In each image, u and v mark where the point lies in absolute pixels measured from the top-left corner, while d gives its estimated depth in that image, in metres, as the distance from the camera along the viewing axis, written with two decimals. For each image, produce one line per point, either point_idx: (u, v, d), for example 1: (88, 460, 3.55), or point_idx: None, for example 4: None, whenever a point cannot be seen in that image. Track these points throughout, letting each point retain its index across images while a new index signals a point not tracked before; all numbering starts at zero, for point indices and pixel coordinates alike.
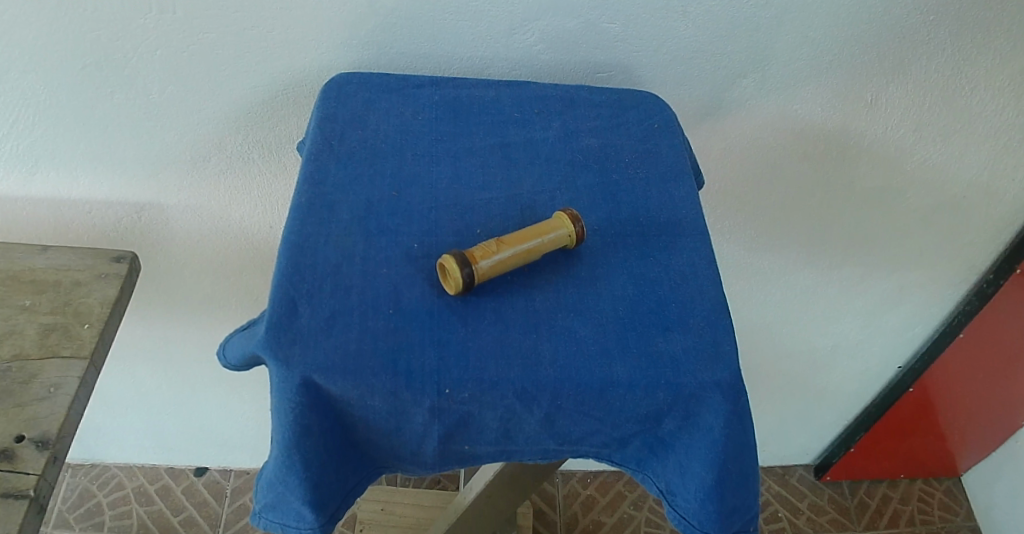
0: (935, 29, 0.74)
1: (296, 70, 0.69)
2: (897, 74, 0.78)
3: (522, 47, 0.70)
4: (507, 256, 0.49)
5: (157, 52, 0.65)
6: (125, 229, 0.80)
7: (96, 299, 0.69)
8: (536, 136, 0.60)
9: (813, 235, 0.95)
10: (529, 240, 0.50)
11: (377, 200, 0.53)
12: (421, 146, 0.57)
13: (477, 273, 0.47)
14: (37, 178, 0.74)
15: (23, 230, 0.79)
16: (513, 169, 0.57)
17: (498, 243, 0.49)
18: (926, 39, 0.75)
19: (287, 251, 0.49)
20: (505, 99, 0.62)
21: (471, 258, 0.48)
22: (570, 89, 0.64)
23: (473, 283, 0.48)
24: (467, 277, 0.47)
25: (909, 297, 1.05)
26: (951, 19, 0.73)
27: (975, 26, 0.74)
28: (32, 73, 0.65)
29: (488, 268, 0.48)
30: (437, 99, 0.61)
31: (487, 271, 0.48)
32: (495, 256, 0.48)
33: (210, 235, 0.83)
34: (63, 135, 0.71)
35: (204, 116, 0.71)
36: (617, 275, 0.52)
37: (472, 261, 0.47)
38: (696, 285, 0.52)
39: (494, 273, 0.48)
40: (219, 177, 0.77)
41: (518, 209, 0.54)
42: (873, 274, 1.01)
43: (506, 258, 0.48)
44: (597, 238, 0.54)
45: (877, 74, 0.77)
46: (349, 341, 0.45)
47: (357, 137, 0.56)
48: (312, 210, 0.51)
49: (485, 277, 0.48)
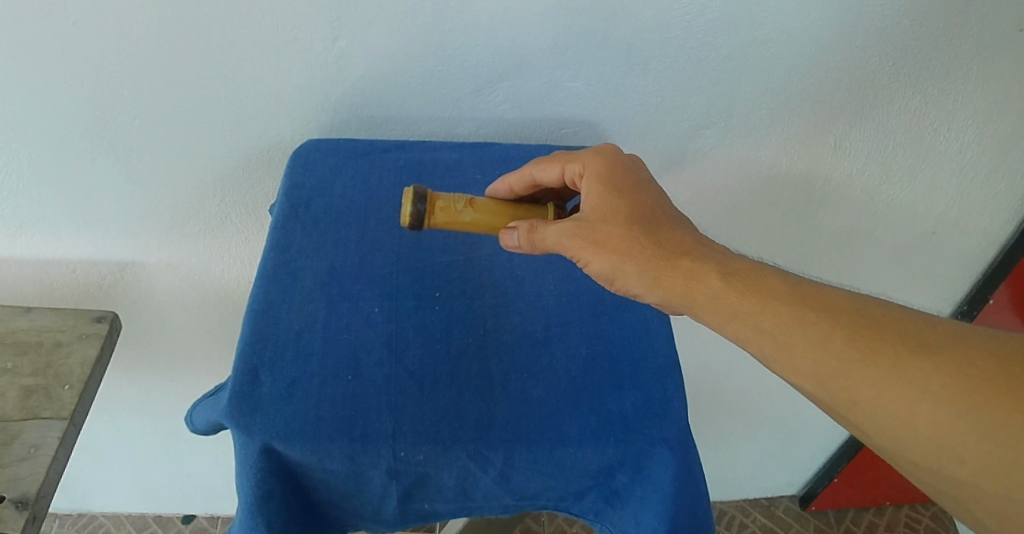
0: (895, 77, 0.76)
1: (269, 135, 0.72)
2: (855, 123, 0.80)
3: (487, 106, 0.73)
4: (467, 218, 0.54)
5: (137, 120, 0.68)
6: (108, 288, 0.83)
7: (76, 360, 0.71)
8: (497, 198, 0.63)
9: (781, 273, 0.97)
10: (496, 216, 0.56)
11: (341, 265, 0.55)
12: (386, 210, 0.60)
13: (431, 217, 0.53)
14: (21, 239, 0.77)
15: (8, 290, 0.81)
16: (472, 231, 0.60)
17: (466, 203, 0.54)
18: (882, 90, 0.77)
19: (252, 319, 0.51)
20: (468, 160, 0.64)
21: (433, 200, 0.53)
22: (533, 149, 0.66)
23: (421, 224, 0.53)
24: (417, 213, 0.52)
25: None
26: (910, 67, 0.75)
27: (933, 71, 0.76)
28: (14, 141, 0.68)
29: (441, 219, 0.53)
30: (403, 163, 0.63)
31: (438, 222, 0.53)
32: (456, 213, 0.53)
33: (191, 292, 0.85)
34: (45, 199, 0.73)
35: (183, 180, 0.74)
36: (569, 337, 0.55)
37: (433, 205, 0.53)
38: (648, 343, 0.55)
39: (443, 225, 0.54)
40: (199, 237, 0.80)
41: (477, 273, 0.57)
42: None
43: (464, 220, 0.54)
44: (553, 299, 0.57)
45: (836, 121, 0.80)
46: (309, 408, 0.47)
47: (323, 204, 0.59)
48: (277, 278, 0.53)
49: (434, 224, 0.53)
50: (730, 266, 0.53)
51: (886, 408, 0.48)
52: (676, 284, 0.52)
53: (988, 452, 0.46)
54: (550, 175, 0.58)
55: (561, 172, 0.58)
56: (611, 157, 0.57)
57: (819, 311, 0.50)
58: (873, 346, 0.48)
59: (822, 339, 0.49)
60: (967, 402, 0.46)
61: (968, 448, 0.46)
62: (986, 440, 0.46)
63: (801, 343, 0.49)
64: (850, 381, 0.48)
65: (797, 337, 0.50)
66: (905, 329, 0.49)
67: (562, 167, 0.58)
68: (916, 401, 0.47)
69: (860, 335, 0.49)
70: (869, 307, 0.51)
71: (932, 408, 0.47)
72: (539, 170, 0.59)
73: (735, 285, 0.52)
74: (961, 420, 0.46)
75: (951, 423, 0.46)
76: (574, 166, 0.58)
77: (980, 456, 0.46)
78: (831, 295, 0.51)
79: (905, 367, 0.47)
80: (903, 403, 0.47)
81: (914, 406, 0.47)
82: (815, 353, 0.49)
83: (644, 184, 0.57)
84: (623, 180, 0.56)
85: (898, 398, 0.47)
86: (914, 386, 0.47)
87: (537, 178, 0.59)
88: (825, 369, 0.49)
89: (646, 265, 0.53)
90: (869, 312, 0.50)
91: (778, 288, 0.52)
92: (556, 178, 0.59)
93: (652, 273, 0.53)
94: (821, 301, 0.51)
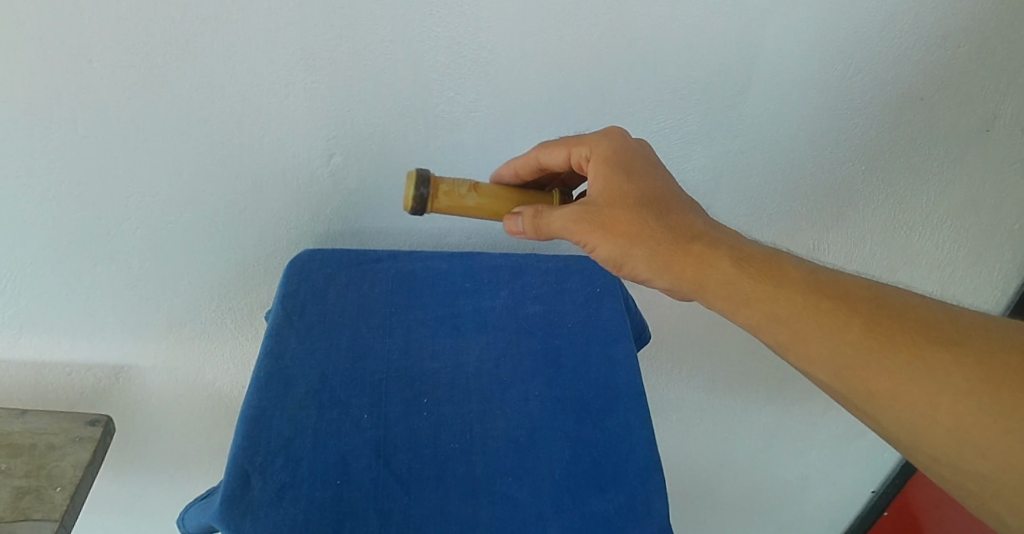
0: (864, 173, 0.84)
1: (266, 243, 0.77)
2: (840, 207, 0.92)
3: (476, 217, 0.79)
4: (467, 203, 0.60)
5: (139, 230, 0.72)
6: (101, 391, 0.84)
7: (69, 462, 0.72)
8: (484, 305, 0.66)
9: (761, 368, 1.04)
10: (496, 202, 0.62)
11: (332, 372, 0.58)
12: (376, 319, 0.63)
13: (433, 201, 0.59)
14: (19, 343, 0.78)
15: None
16: (461, 339, 0.63)
17: (466, 189, 0.60)
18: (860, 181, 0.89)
19: (245, 424, 0.54)
20: (457, 269, 0.68)
21: (436, 185, 0.59)
22: (520, 258, 0.70)
23: (423, 207, 0.59)
24: (421, 196, 0.58)
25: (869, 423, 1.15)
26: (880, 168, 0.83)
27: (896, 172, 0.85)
28: (19, 248, 0.70)
29: (443, 203, 0.59)
30: (394, 272, 0.66)
31: (440, 206, 0.60)
32: (457, 197, 0.60)
33: (184, 395, 0.87)
34: (46, 305, 0.76)
35: (183, 286, 0.78)
36: (555, 439, 0.57)
37: (436, 189, 0.59)
38: (631, 444, 0.58)
39: (445, 209, 0.60)
40: (195, 342, 0.83)
41: (464, 379, 0.60)
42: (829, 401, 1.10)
43: (464, 204, 0.60)
44: (538, 403, 0.60)
45: (821, 207, 0.91)
46: (297, 513, 0.50)
47: (316, 313, 0.62)
48: (270, 384, 0.56)
49: (436, 208, 0.60)
50: (752, 258, 0.58)
51: (903, 397, 0.52)
52: (687, 269, 0.57)
53: (999, 444, 0.50)
54: (555, 158, 0.65)
55: (566, 156, 0.64)
56: (616, 140, 0.62)
57: (838, 301, 0.55)
58: (891, 336, 0.53)
59: (841, 328, 0.54)
60: (982, 394, 0.50)
61: (979, 440, 0.50)
62: (998, 433, 0.50)
63: (819, 332, 0.54)
64: (867, 369, 0.53)
65: (817, 327, 0.55)
66: (922, 322, 0.54)
67: (567, 151, 0.64)
68: (933, 391, 0.51)
69: (877, 326, 0.54)
70: (887, 300, 0.55)
71: (946, 398, 0.51)
72: (545, 155, 0.65)
73: (758, 276, 0.57)
74: (977, 414, 0.50)
75: (968, 417, 0.50)
76: (581, 149, 0.63)
77: (991, 446, 0.50)
78: (851, 286, 0.56)
79: (921, 357, 0.52)
80: (921, 393, 0.52)
81: (928, 396, 0.52)
82: (834, 343, 0.54)
83: (651, 169, 0.61)
84: (631, 164, 0.61)
85: (914, 388, 0.52)
86: (930, 377, 0.52)
87: (542, 161, 0.66)
88: (844, 358, 0.54)
89: (659, 250, 0.57)
90: (887, 305, 0.55)
91: (801, 279, 0.57)
92: (561, 162, 0.65)
93: (659, 257, 0.57)
94: (841, 292, 0.56)
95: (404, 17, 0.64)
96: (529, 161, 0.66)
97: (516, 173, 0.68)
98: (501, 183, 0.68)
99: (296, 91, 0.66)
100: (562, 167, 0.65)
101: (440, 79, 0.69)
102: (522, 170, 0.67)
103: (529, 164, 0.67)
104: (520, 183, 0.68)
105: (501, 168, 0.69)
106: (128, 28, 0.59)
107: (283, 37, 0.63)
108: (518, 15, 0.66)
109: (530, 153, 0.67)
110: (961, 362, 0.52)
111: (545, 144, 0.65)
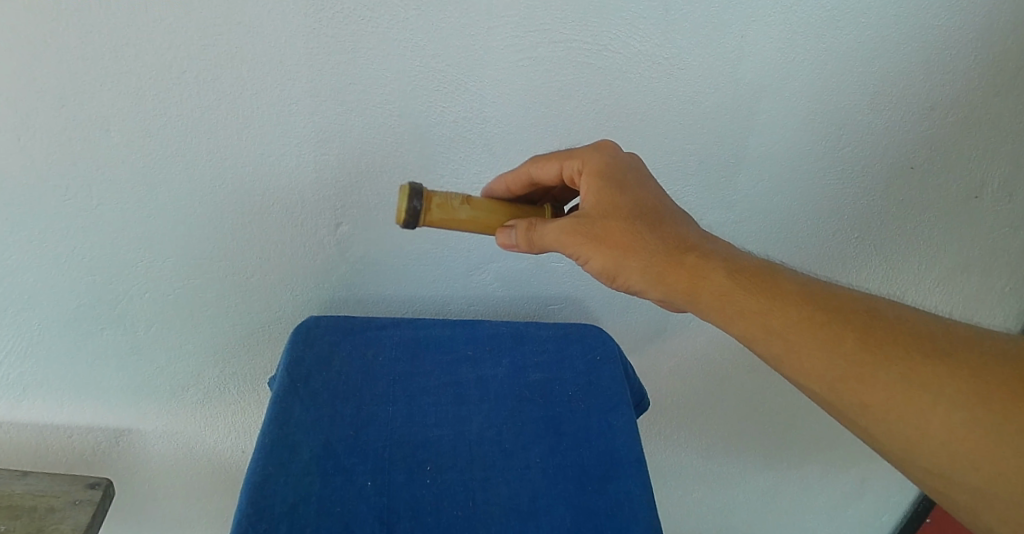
0: (846, 236, 0.90)
1: (272, 308, 0.79)
2: (834, 275, 0.94)
3: (478, 284, 0.81)
4: (460, 215, 0.60)
5: (147, 294, 0.74)
6: (101, 455, 0.85)
7: (67, 526, 0.72)
8: (486, 373, 0.67)
9: (756, 436, 1.05)
10: (488, 215, 0.62)
11: (336, 439, 0.59)
12: (380, 386, 0.65)
13: (425, 214, 0.58)
14: (23, 405, 0.79)
15: None
16: (463, 407, 0.64)
17: (456, 202, 0.60)
18: (853, 248, 0.92)
19: (249, 491, 0.55)
20: (459, 337, 0.70)
21: (429, 197, 0.58)
22: (520, 325, 0.72)
23: (415, 221, 0.58)
24: (413, 209, 0.57)
25: (867, 489, 1.15)
26: (860, 232, 0.90)
27: (879, 233, 0.91)
28: (29, 310, 0.72)
29: (436, 215, 0.58)
30: (397, 339, 0.68)
31: (433, 219, 0.59)
32: (450, 210, 0.59)
33: (184, 459, 0.88)
34: (51, 368, 0.77)
35: (189, 350, 0.80)
36: (556, 506, 0.58)
37: (429, 202, 0.58)
38: (633, 511, 0.58)
39: (439, 221, 0.59)
40: (197, 406, 0.84)
41: (466, 447, 0.61)
42: (826, 467, 1.11)
43: (457, 217, 0.59)
44: (540, 470, 0.60)
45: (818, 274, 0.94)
46: None
47: (321, 380, 0.64)
48: (275, 451, 0.57)
49: (430, 220, 0.59)
50: (747, 272, 0.59)
51: (897, 411, 0.54)
52: (682, 281, 0.59)
53: (987, 455, 0.51)
54: (547, 172, 0.65)
55: (559, 170, 0.64)
56: (608, 155, 0.63)
57: (829, 314, 0.57)
58: (884, 350, 0.55)
59: (833, 342, 0.56)
60: (976, 406, 0.52)
61: (969, 450, 0.52)
62: (986, 442, 0.52)
63: (811, 346, 0.56)
64: (859, 382, 0.55)
65: (808, 341, 0.56)
66: (915, 336, 0.56)
67: (559, 165, 0.64)
68: (927, 404, 0.53)
69: (869, 340, 0.56)
70: (877, 313, 0.57)
71: (936, 409, 0.53)
72: (536, 169, 0.65)
73: (753, 290, 0.58)
74: (974, 426, 0.52)
75: (963, 429, 0.52)
76: (573, 163, 0.63)
77: (982, 458, 0.52)
78: (842, 300, 0.58)
79: (914, 370, 0.54)
80: (916, 407, 0.53)
81: (920, 407, 0.53)
82: (826, 356, 0.56)
83: (642, 181, 0.62)
84: (623, 177, 0.62)
85: (908, 400, 0.54)
86: (924, 390, 0.53)
87: (534, 175, 0.66)
88: (837, 372, 0.55)
89: (653, 263, 0.59)
90: (878, 319, 0.57)
91: (794, 293, 0.58)
92: (554, 175, 0.65)
93: (654, 270, 0.59)
94: (833, 305, 0.58)
95: (412, 95, 0.67)
96: (521, 175, 0.66)
97: (508, 188, 0.68)
98: (492, 197, 0.68)
99: (306, 162, 0.69)
100: (554, 181, 0.65)
101: (445, 152, 0.72)
102: (513, 184, 0.67)
103: (520, 179, 0.67)
104: (512, 198, 0.68)
105: (493, 183, 0.69)
106: (148, 102, 0.62)
107: (296, 111, 0.66)
108: (521, 93, 0.70)
109: (521, 167, 0.66)
110: (954, 375, 0.53)
111: (537, 158, 0.65)
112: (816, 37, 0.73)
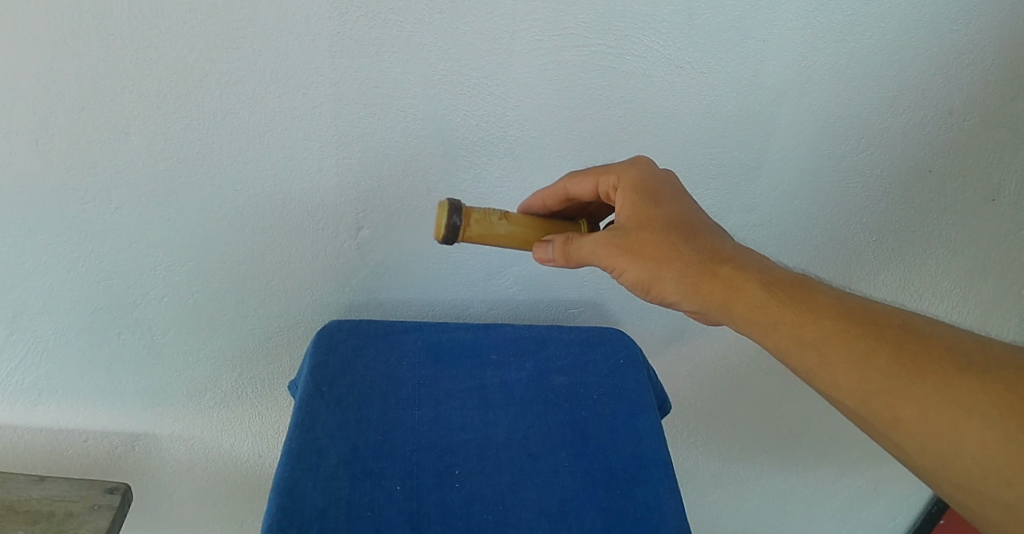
0: (864, 238, 0.90)
1: (291, 312, 0.78)
2: (852, 278, 0.94)
3: (498, 288, 0.81)
4: (499, 230, 0.60)
5: (165, 298, 0.73)
6: (115, 459, 0.84)
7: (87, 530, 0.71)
8: (510, 377, 0.67)
9: (773, 440, 1.05)
10: (526, 230, 0.61)
11: (364, 443, 0.59)
12: (405, 390, 0.65)
13: (465, 230, 0.58)
14: (37, 410, 0.78)
15: (9, 461, 0.81)
16: (488, 411, 0.64)
17: (495, 219, 0.60)
18: (873, 251, 0.92)
19: (277, 495, 0.54)
20: (481, 341, 0.70)
21: (468, 213, 0.58)
22: (543, 329, 0.71)
23: (455, 236, 0.58)
24: (454, 225, 0.57)
25: (884, 491, 1.14)
26: (878, 234, 0.90)
27: (898, 234, 0.90)
28: (45, 314, 0.71)
29: (475, 231, 0.58)
30: (420, 344, 0.68)
31: (471, 234, 0.59)
32: (489, 225, 0.59)
33: (200, 463, 0.88)
34: (66, 372, 0.76)
35: (206, 355, 0.79)
36: (585, 510, 0.58)
37: (468, 218, 0.58)
38: (661, 515, 0.58)
39: (477, 237, 0.59)
40: (214, 410, 0.84)
41: (493, 451, 0.61)
42: (843, 470, 1.10)
43: (495, 232, 0.59)
44: (568, 473, 0.60)
45: (836, 278, 0.93)
46: None
47: (345, 384, 0.64)
48: (302, 455, 0.57)
49: (468, 236, 0.59)
50: (782, 284, 0.58)
51: (929, 425, 0.53)
52: (715, 292, 0.58)
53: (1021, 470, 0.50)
54: (583, 189, 0.65)
55: (594, 186, 0.65)
56: (644, 169, 0.63)
57: (863, 327, 0.56)
58: (917, 364, 0.54)
59: (866, 354, 0.55)
60: (1011, 421, 0.51)
61: (1001, 466, 0.51)
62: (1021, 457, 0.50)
63: (843, 357, 0.56)
64: (891, 395, 0.54)
65: (841, 352, 0.56)
66: (950, 351, 0.55)
67: (595, 181, 0.64)
68: (960, 418, 0.52)
69: (902, 354, 0.55)
70: (913, 327, 0.56)
71: (969, 423, 0.52)
72: (572, 185, 0.66)
73: (786, 302, 0.58)
74: (1009, 441, 0.50)
75: (997, 444, 0.51)
76: (608, 179, 0.64)
77: (1016, 475, 0.50)
78: (876, 312, 0.58)
79: (949, 385, 0.53)
80: (948, 421, 0.52)
81: (952, 421, 0.52)
82: (858, 368, 0.55)
83: (677, 195, 0.62)
84: (658, 190, 0.62)
85: (942, 415, 0.52)
86: (958, 404, 0.52)
87: (570, 191, 0.66)
88: (868, 384, 0.55)
89: (686, 274, 0.58)
90: (912, 333, 0.56)
91: (828, 306, 0.58)
92: (588, 191, 0.65)
93: (688, 281, 0.58)
94: (867, 318, 0.57)
95: (435, 98, 0.67)
96: (556, 191, 0.67)
97: (543, 203, 0.68)
98: (529, 213, 0.69)
99: (327, 166, 0.69)
100: (590, 196, 0.66)
101: (467, 156, 0.72)
102: (550, 200, 0.67)
103: (556, 195, 0.67)
104: (548, 213, 0.69)
105: (529, 199, 0.69)
106: (168, 106, 0.62)
107: (318, 115, 0.65)
108: (544, 97, 0.69)
109: (557, 183, 0.67)
110: (989, 389, 0.52)
111: (572, 174, 0.66)
112: (840, 40, 0.72)
